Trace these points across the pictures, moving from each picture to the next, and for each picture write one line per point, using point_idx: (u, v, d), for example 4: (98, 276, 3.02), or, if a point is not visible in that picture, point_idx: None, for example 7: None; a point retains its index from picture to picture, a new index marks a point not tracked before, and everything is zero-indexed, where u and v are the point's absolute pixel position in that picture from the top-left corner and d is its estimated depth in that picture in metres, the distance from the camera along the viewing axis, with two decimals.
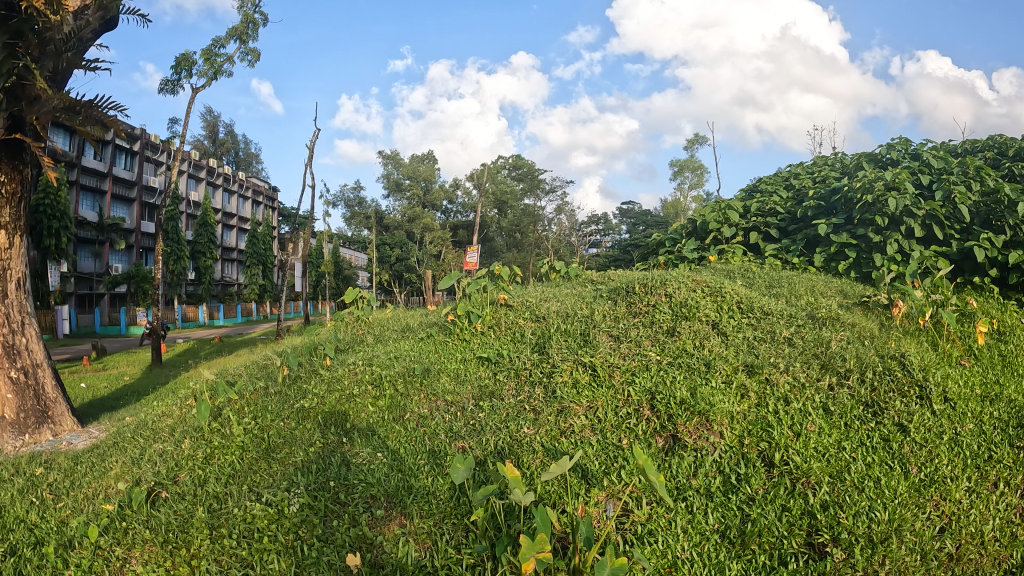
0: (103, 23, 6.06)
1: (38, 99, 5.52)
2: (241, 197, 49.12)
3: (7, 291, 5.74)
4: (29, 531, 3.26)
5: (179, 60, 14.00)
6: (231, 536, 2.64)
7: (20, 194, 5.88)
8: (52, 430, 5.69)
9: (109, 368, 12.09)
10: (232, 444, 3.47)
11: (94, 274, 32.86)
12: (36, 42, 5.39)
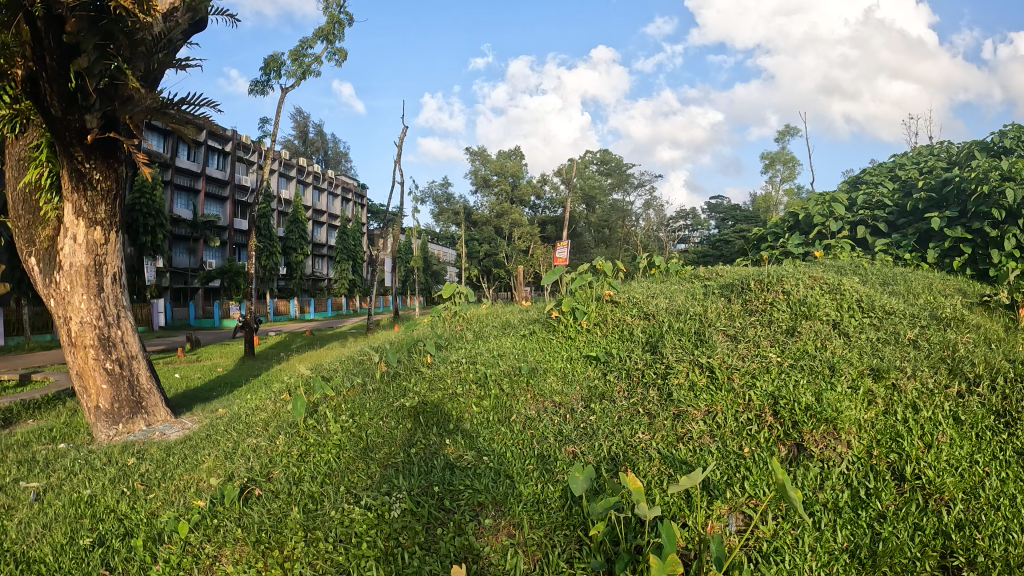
0: (192, 23, 6.17)
1: (132, 99, 5.49)
2: (330, 194, 50.44)
3: (104, 285, 5.87)
4: (119, 521, 3.30)
5: (268, 61, 14.35)
6: (328, 538, 2.56)
7: (116, 191, 5.90)
8: (146, 420, 5.83)
9: (205, 358, 12.44)
10: (328, 441, 3.42)
11: (190, 269, 34.04)
12: (127, 42, 5.39)
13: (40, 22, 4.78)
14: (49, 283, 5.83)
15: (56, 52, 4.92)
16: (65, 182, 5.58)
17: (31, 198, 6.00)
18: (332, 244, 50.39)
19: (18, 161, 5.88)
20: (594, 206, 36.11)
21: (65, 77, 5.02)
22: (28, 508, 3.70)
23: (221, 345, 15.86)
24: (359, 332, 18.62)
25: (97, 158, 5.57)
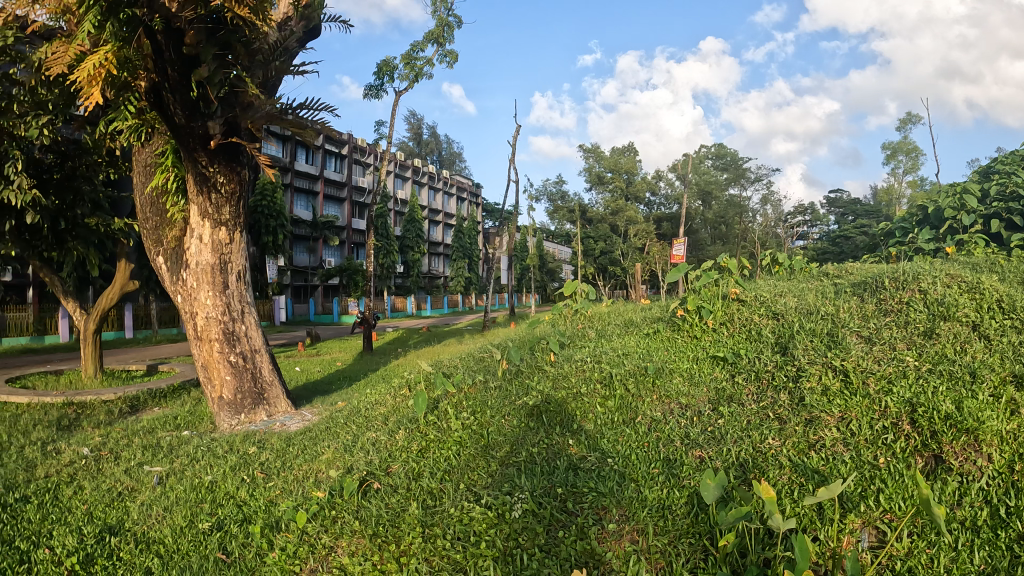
0: (306, 32, 6.45)
1: (252, 106, 5.63)
2: (447, 194, 51.90)
3: (229, 282, 6.21)
4: (238, 507, 3.53)
5: (381, 66, 14.83)
6: (447, 536, 2.65)
7: (239, 194, 6.20)
8: (267, 411, 6.11)
9: (324, 353, 13.00)
10: (449, 438, 3.53)
11: (311, 267, 35.54)
12: (245, 52, 5.43)
13: (159, 37, 4.85)
14: (177, 280, 6.24)
15: (176, 62, 5.08)
16: (191, 185, 5.90)
17: (158, 201, 6.42)
18: (447, 243, 51.53)
19: (144, 166, 6.33)
20: (710, 202, 35.42)
21: (186, 86, 5.18)
22: (152, 491, 3.97)
23: (339, 340, 16.48)
24: (475, 330, 18.88)
25: (220, 162, 5.85)
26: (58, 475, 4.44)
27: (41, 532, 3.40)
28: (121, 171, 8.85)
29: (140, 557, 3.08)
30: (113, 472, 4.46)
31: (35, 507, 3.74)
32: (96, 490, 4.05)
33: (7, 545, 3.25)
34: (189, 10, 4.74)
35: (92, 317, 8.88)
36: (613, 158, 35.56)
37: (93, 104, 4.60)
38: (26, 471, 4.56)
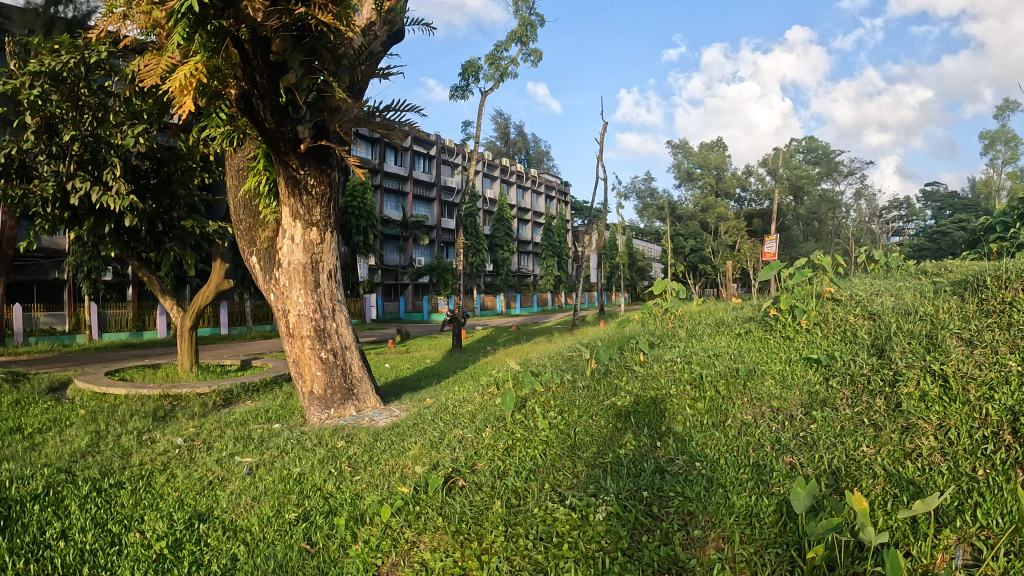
0: (390, 36, 6.56)
1: (339, 109, 5.71)
2: (535, 191, 52.62)
3: (320, 281, 6.40)
4: (324, 499, 3.65)
5: (465, 68, 15.03)
6: (529, 536, 2.70)
7: (328, 194, 6.35)
8: (356, 406, 6.27)
9: (414, 350, 13.27)
10: (535, 438, 3.57)
11: (400, 266, 36.26)
12: (331, 58, 5.44)
13: (247, 45, 4.92)
14: (270, 279, 6.48)
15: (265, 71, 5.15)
16: (283, 188, 6.10)
17: (250, 203, 6.70)
18: (536, 241, 52.06)
19: (239, 172, 6.69)
20: (802, 198, 34.25)
21: (275, 93, 5.27)
22: (241, 481, 4.12)
23: (430, 338, 16.75)
24: (563, 327, 18.88)
25: (310, 165, 6.01)
26: (152, 463, 4.67)
27: (134, 515, 3.59)
28: (215, 176, 9.22)
29: (227, 544, 3.23)
30: (205, 461, 4.66)
31: (130, 492, 3.95)
32: (189, 478, 4.24)
33: (104, 528, 3.43)
34: (275, 19, 4.72)
35: (188, 314, 9.27)
36: (700, 154, 35.25)
37: (186, 113, 4.63)
38: (123, 459, 4.81)
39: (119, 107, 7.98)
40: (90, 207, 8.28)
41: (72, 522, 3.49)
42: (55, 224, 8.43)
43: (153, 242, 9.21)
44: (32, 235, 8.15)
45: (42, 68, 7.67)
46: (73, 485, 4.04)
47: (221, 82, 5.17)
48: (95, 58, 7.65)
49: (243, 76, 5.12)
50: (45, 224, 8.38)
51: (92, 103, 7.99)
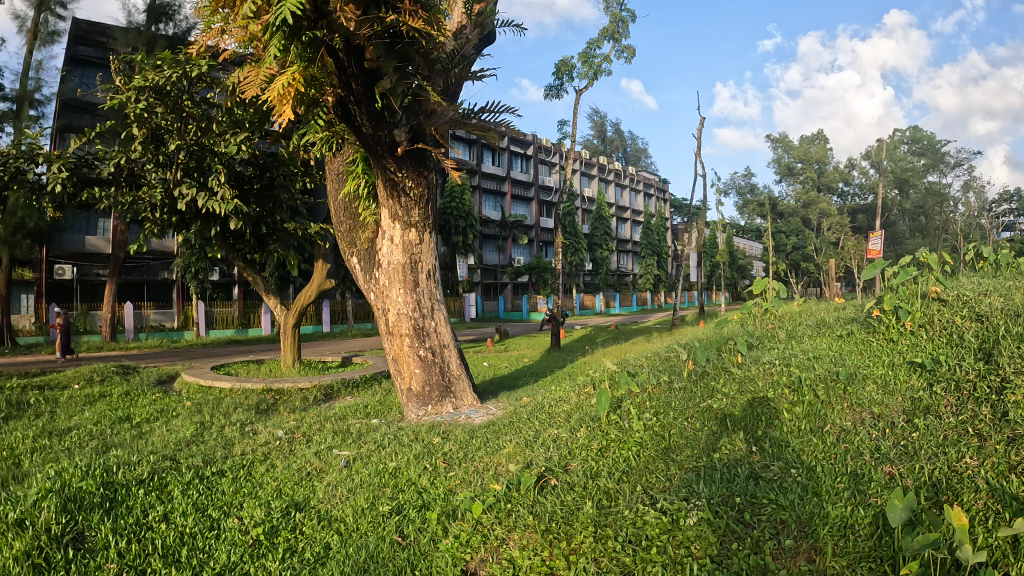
0: (481, 38, 6.48)
1: (435, 112, 5.74)
2: (634, 190, 52.45)
3: (419, 280, 6.45)
4: (418, 494, 3.68)
5: (559, 67, 15.02)
6: (617, 538, 2.66)
7: (427, 196, 6.37)
8: (453, 403, 6.31)
9: (512, 348, 13.36)
10: (629, 439, 3.53)
11: (499, 266, 36.41)
12: (424, 62, 5.39)
13: (341, 53, 4.99)
14: (370, 279, 6.60)
15: (360, 77, 5.21)
16: (382, 190, 6.17)
17: (351, 206, 6.83)
18: (637, 240, 51.69)
19: (339, 175, 6.86)
20: (907, 191, 33.64)
21: (371, 98, 5.35)
22: (338, 473, 4.21)
23: (529, 337, 16.80)
24: (662, 327, 18.54)
25: (407, 168, 6.05)
26: (253, 454, 4.83)
27: (234, 502, 3.72)
28: (316, 180, 9.46)
29: (320, 533, 3.30)
30: (304, 453, 4.78)
31: (230, 480, 4.10)
32: (287, 469, 4.37)
33: (204, 514, 3.55)
34: (367, 27, 4.80)
35: (291, 312, 9.59)
36: (801, 148, 35.13)
37: (285, 121, 4.71)
38: (226, 449, 5.00)
39: (221, 117, 8.30)
40: (197, 211, 8.65)
41: (174, 506, 3.63)
42: (165, 227, 8.86)
43: (258, 244, 9.56)
44: (144, 238, 8.60)
45: (148, 82, 8.06)
46: (177, 472, 4.23)
47: (320, 91, 5.24)
48: (197, 72, 8.01)
49: (339, 83, 5.18)
50: (156, 228, 8.82)
51: (196, 114, 8.34)
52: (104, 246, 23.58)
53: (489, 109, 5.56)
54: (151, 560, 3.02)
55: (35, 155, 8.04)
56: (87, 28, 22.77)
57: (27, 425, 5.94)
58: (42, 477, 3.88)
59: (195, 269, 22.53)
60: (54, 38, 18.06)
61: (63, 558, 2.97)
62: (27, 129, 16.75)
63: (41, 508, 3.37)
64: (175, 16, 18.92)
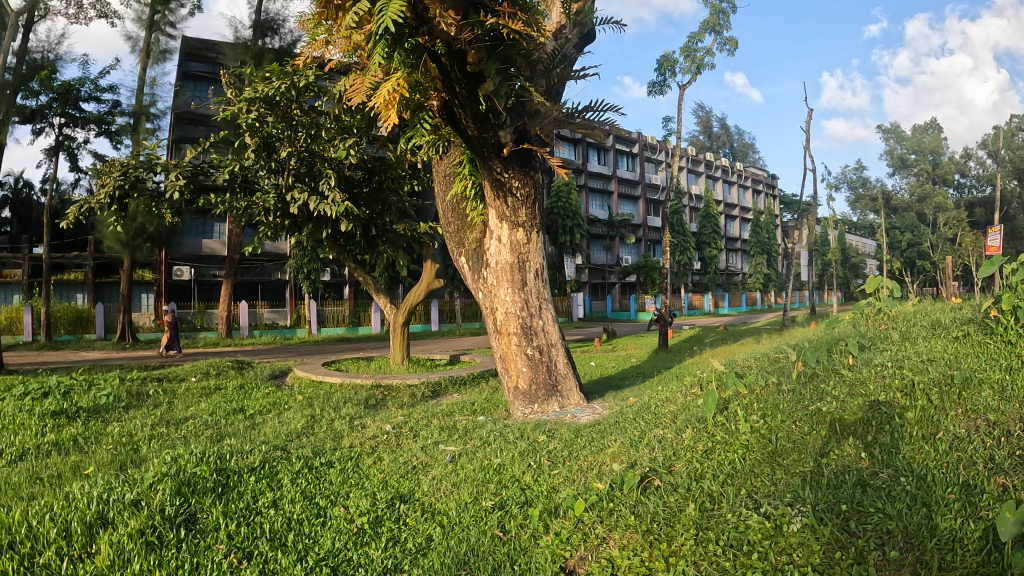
0: (581, 37, 6.42)
1: (539, 111, 5.65)
2: (742, 186, 51.40)
3: (526, 280, 6.34)
4: (522, 490, 3.75)
5: (661, 63, 14.87)
6: (719, 542, 2.67)
7: (534, 196, 6.36)
8: (560, 402, 6.16)
9: (620, 349, 13.31)
10: (735, 441, 3.55)
11: (607, 265, 37.35)
12: (526, 63, 5.37)
13: (444, 58, 5.09)
14: (478, 278, 6.57)
15: (464, 82, 5.29)
16: (489, 191, 6.19)
17: (457, 206, 6.84)
18: (745, 237, 50.52)
19: (445, 177, 6.93)
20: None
21: (475, 101, 5.39)
22: (444, 467, 4.31)
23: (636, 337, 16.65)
24: (773, 328, 17.98)
25: (514, 168, 6.05)
26: (361, 446, 5.01)
27: (342, 493, 3.88)
28: (424, 183, 9.64)
29: (424, 525, 3.41)
30: (411, 448, 4.92)
31: (338, 471, 4.28)
32: (394, 462, 4.51)
33: (311, 502, 3.72)
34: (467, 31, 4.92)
35: (400, 312, 9.86)
36: (913, 138, 33.60)
37: (391, 127, 4.77)
38: (336, 441, 5.20)
39: (329, 123, 8.58)
40: (309, 214, 8.95)
41: (283, 493, 3.82)
42: (278, 230, 9.25)
43: (367, 245, 9.85)
44: (257, 241, 8.94)
45: (258, 93, 8.38)
46: (287, 461, 4.44)
47: (423, 96, 5.42)
48: (303, 82, 8.20)
49: (443, 87, 5.30)
50: (270, 231, 9.22)
51: (305, 121, 8.59)
52: (219, 249, 24.82)
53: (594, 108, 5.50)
54: (258, 542, 3.19)
55: (155, 164, 8.55)
56: (197, 45, 24.14)
57: (150, 414, 6.34)
58: (160, 463, 4.14)
59: (306, 270, 23.42)
60: (165, 56, 19.16)
61: (175, 537, 3.18)
62: (144, 143, 17.91)
63: (158, 490, 3.62)
64: (280, 30, 19.72)
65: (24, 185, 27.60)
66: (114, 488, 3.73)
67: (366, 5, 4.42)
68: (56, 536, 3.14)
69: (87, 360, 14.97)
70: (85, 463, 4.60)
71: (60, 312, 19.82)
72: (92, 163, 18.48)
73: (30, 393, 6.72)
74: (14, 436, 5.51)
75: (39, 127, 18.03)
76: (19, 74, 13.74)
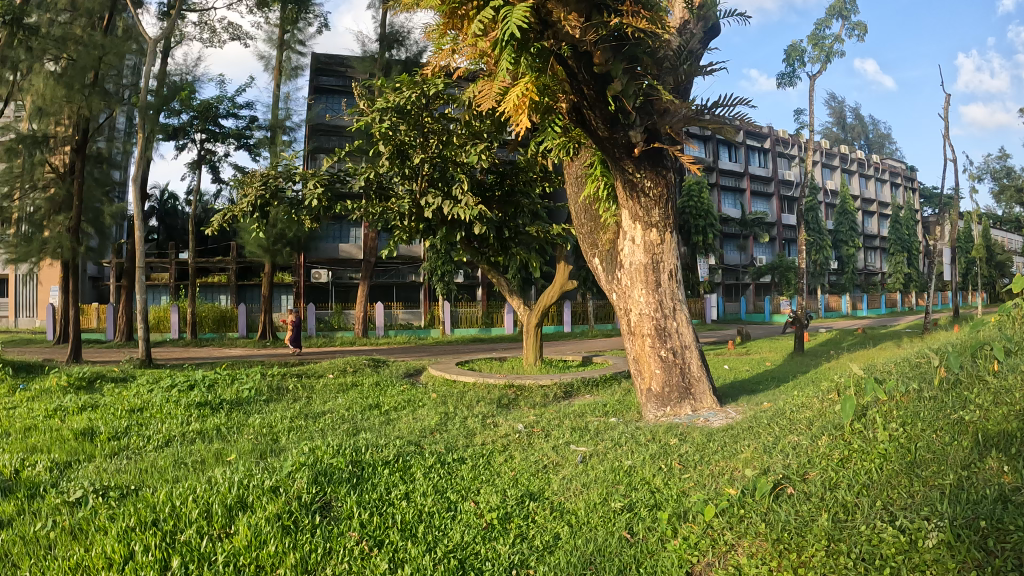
0: (707, 31, 6.28)
1: (668, 110, 5.57)
2: (878, 180, 49.08)
3: (661, 280, 6.14)
4: (652, 493, 3.71)
5: (788, 53, 14.39)
6: (849, 555, 2.60)
7: (668, 196, 6.12)
8: (692, 406, 5.97)
9: (755, 352, 12.98)
10: (873, 450, 3.38)
11: (741, 265, 37.07)
12: (651, 61, 5.30)
13: (571, 61, 5.16)
14: (614, 279, 6.48)
15: (591, 82, 5.29)
16: (622, 192, 6.06)
17: (591, 208, 6.90)
18: (884, 235, 48.20)
19: (578, 178, 6.94)
20: None
21: (604, 101, 5.38)
22: (574, 468, 4.32)
23: (770, 339, 16.13)
24: (916, 330, 17.01)
25: (646, 168, 5.89)
26: (492, 444, 5.10)
27: (474, 488, 3.97)
28: (555, 183, 9.66)
29: (552, 523, 3.43)
30: (543, 447, 4.96)
31: (469, 467, 4.37)
32: (526, 461, 4.56)
33: (442, 495, 3.82)
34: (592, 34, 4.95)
35: (533, 312, 9.97)
36: None
37: (523, 129, 4.84)
38: (468, 438, 5.32)
39: (460, 129, 8.73)
40: (442, 219, 9.22)
41: (415, 486, 3.93)
42: (413, 234, 9.55)
43: (500, 247, 10.01)
44: (393, 243, 9.30)
45: (389, 104, 8.60)
46: (421, 456, 4.58)
47: (552, 98, 5.45)
48: (433, 91, 8.37)
49: (572, 89, 5.33)
50: (405, 234, 9.54)
51: (437, 129, 8.81)
52: (355, 252, 25.87)
53: (725, 104, 5.35)
54: (389, 532, 3.29)
55: (293, 173, 8.99)
56: (326, 60, 25.32)
57: (289, 407, 6.69)
58: (299, 453, 4.37)
59: (442, 272, 23.68)
60: (297, 73, 20.03)
61: (309, 522, 3.32)
62: (281, 153, 18.79)
63: (295, 478, 3.80)
64: (406, 41, 20.25)
65: (170, 197, 29.69)
66: (254, 474, 3.95)
67: (491, 13, 4.50)
68: (197, 516, 3.35)
69: (232, 356, 16.11)
70: (227, 451, 4.88)
71: (205, 311, 21.13)
72: (233, 174, 19.67)
73: (178, 386, 7.24)
74: (162, 424, 5.93)
75: (182, 143, 19.25)
76: (162, 95, 14.74)
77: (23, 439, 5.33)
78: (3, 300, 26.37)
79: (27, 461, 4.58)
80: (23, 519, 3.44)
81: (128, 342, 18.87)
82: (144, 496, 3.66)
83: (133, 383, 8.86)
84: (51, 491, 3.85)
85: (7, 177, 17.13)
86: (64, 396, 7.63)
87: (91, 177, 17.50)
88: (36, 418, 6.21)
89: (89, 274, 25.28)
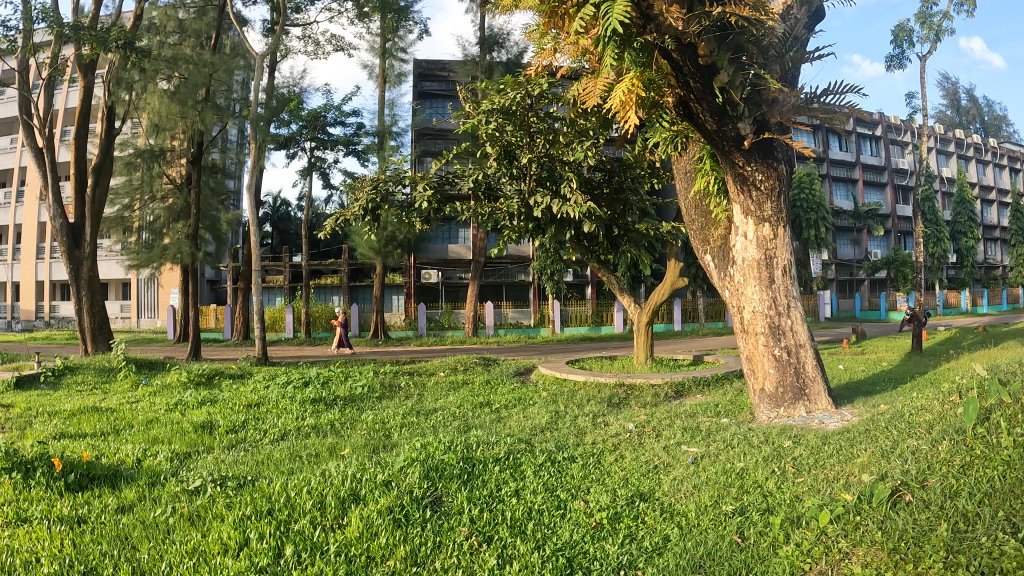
0: (812, 15, 6.03)
1: (777, 100, 5.43)
2: (997, 166, 46.28)
3: (775, 277, 5.97)
4: (764, 497, 3.62)
5: (897, 34, 13.79)
6: (968, 568, 2.49)
7: (781, 188, 5.94)
8: (806, 407, 5.79)
9: (869, 351, 12.45)
10: (997, 456, 3.19)
11: (854, 260, 35.77)
12: (756, 51, 5.16)
13: (676, 54, 5.08)
14: (725, 275, 6.36)
15: (697, 74, 5.20)
16: (732, 186, 5.94)
17: (701, 203, 6.76)
18: (1006, 225, 45.53)
19: (686, 173, 6.84)
20: None
21: (711, 93, 5.26)
22: (685, 469, 4.25)
23: (887, 338, 15.38)
24: None
25: (756, 160, 5.74)
26: (603, 444, 5.07)
27: (584, 486, 3.97)
28: (662, 180, 9.54)
29: (662, 524, 3.39)
30: (653, 447, 4.90)
31: (580, 466, 4.36)
32: (636, 461, 4.52)
33: (552, 494, 3.83)
34: (695, 24, 4.80)
35: (643, 311, 9.87)
36: None
37: (628, 126, 4.83)
38: (578, 437, 5.30)
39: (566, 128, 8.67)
40: (552, 218, 9.25)
41: (526, 484, 3.96)
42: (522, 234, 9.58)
43: (609, 245, 9.96)
44: (503, 243, 9.31)
45: (495, 106, 8.63)
46: (530, 455, 4.59)
47: (659, 93, 5.39)
48: (537, 90, 8.39)
49: (678, 82, 5.25)
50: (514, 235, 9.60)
51: (542, 128, 8.80)
52: (464, 252, 26.30)
53: (835, 92, 5.17)
54: (498, 528, 3.34)
55: (402, 177, 9.20)
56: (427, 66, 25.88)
57: (400, 404, 6.84)
58: (411, 448, 4.48)
59: (550, 271, 23.80)
60: (401, 79, 20.52)
61: (419, 516, 3.39)
62: (389, 158, 19.27)
63: (407, 473, 3.89)
64: (505, 44, 20.44)
65: (282, 203, 30.97)
66: (366, 469, 4.05)
67: (592, 10, 4.46)
68: (312, 507, 3.48)
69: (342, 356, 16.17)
70: (340, 445, 5.04)
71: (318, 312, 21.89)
72: (341, 179, 20.31)
73: (293, 382, 7.52)
74: (278, 419, 6.17)
75: (293, 151, 20.03)
76: (270, 106, 15.37)
77: (146, 432, 5.65)
78: (128, 302, 28.13)
79: (150, 452, 4.85)
80: (144, 505, 3.66)
81: (243, 342, 19.73)
82: (260, 487, 3.83)
83: (249, 380, 9.22)
84: (171, 479, 4.08)
85: (127, 189, 18.18)
86: (185, 391, 8.02)
87: (207, 186, 18.42)
88: (159, 412, 6.56)
89: (207, 277, 26.65)
